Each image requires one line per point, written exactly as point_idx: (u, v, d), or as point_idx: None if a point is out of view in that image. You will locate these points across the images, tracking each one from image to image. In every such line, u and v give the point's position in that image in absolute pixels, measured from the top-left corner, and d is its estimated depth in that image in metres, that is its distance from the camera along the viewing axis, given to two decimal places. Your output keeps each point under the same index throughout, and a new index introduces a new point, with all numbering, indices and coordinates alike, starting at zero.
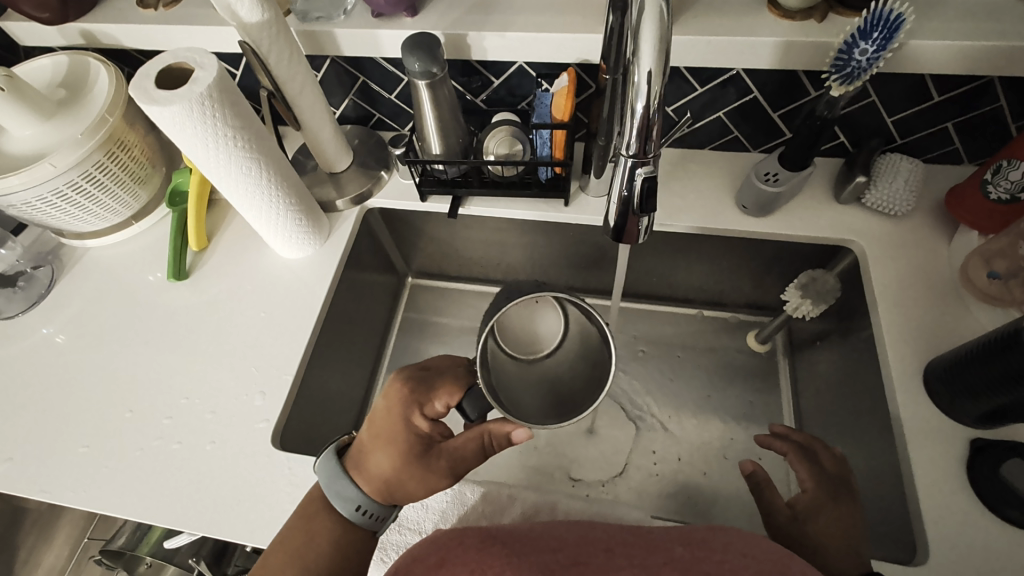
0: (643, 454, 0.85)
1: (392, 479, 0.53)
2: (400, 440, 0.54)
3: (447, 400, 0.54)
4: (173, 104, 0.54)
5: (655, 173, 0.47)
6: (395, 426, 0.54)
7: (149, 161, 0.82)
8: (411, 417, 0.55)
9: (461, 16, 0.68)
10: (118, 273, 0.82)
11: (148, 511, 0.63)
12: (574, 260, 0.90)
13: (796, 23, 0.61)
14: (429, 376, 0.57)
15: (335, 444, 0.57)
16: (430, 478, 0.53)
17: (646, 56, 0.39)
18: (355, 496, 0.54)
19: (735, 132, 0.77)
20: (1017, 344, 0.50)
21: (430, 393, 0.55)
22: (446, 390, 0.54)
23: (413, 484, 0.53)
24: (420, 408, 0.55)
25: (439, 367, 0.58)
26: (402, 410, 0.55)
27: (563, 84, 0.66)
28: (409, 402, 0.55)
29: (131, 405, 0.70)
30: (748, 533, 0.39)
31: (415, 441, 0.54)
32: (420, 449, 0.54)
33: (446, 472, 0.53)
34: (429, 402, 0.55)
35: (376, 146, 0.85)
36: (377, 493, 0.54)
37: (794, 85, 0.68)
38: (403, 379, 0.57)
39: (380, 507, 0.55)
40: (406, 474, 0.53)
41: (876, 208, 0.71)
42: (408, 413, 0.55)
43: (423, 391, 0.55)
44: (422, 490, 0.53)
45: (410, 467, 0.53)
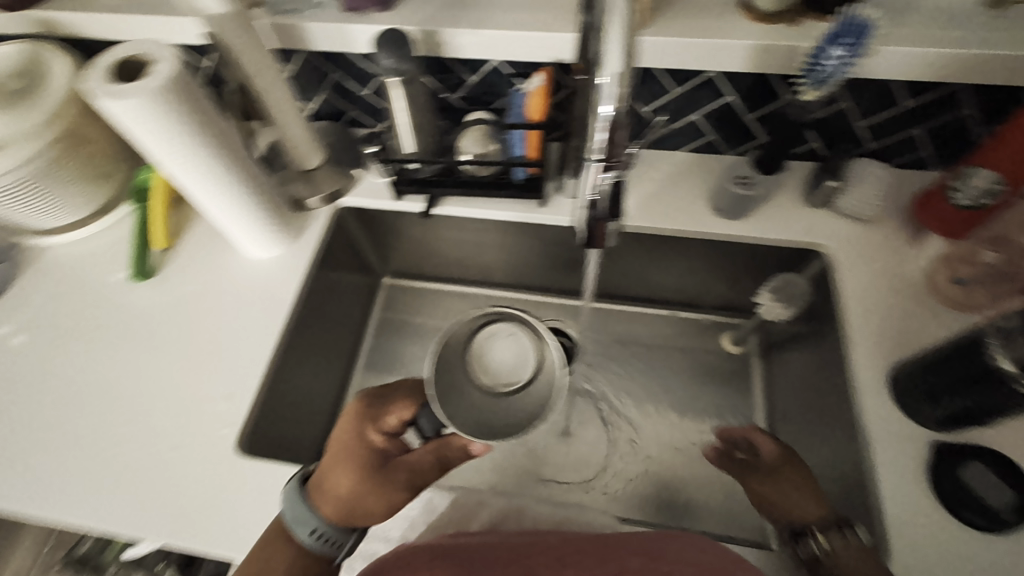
0: (617, 456, 0.85)
1: (350, 497, 0.54)
2: (356, 457, 0.55)
3: (401, 416, 0.58)
4: (129, 99, 0.51)
5: (622, 177, 0.46)
6: (352, 444, 0.56)
7: (111, 156, 0.79)
8: (367, 435, 0.57)
9: (435, 12, 0.67)
10: (79, 271, 0.79)
11: (107, 520, 0.61)
12: (550, 261, 0.90)
13: (770, 27, 0.61)
14: (384, 395, 0.60)
15: (298, 475, 0.56)
16: (389, 494, 0.55)
17: (613, 58, 0.39)
18: (312, 520, 0.53)
19: (711, 135, 0.77)
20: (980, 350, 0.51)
21: (386, 409, 0.58)
22: (401, 406, 0.58)
23: (372, 501, 0.54)
24: (376, 426, 0.57)
25: (396, 386, 0.61)
26: (357, 427, 0.57)
27: (538, 84, 0.65)
28: (365, 420, 0.58)
29: (90, 410, 0.68)
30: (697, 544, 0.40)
31: (371, 457, 0.55)
32: (377, 465, 0.55)
33: (404, 486, 0.55)
34: (384, 420, 0.58)
35: (348, 144, 0.83)
36: (335, 514, 0.54)
37: (768, 89, 0.68)
38: (360, 400, 0.59)
39: (339, 530, 0.54)
40: (365, 491, 0.54)
41: (845, 211, 0.73)
42: (365, 431, 0.57)
43: (377, 410, 0.58)
44: (381, 505, 0.54)
45: (368, 483, 0.54)
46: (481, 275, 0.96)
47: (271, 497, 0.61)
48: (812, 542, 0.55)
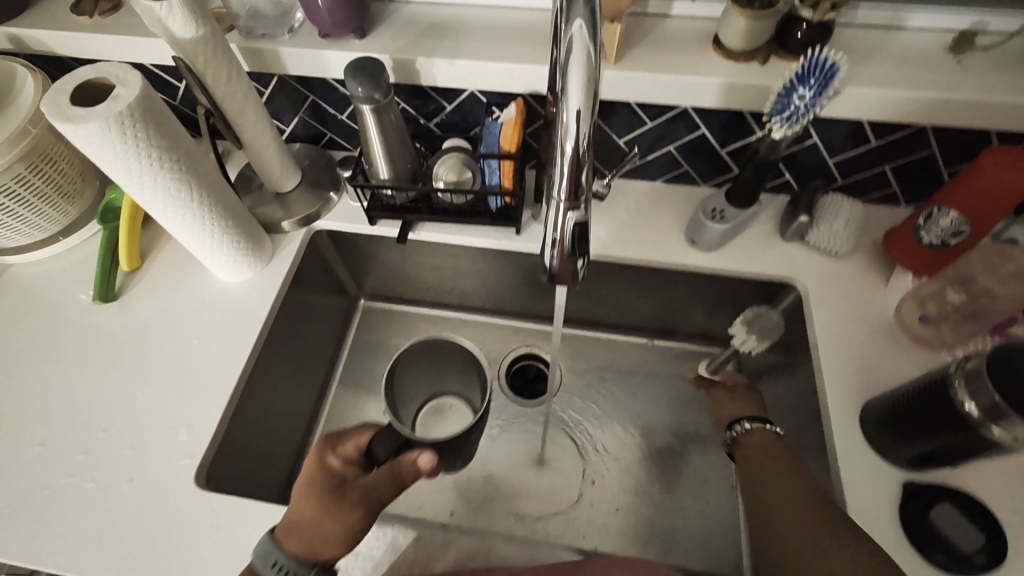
0: (593, 488, 0.84)
1: (309, 523, 0.52)
2: (311, 483, 0.54)
3: (358, 441, 0.56)
4: (88, 123, 0.50)
5: (586, 218, 0.46)
6: (308, 470, 0.55)
7: (80, 174, 0.77)
8: (322, 458, 0.55)
9: (411, 40, 0.67)
10: (40, 291, 0.77)
11: (52, 557, 0.59)
12: (528, 287, 0.89)
13: (739, 65, 0.62)
14: (342, 427, 0.58)
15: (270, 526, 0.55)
16: (345, 515, 0.52)
17: (574, 95, 0.39)
18: (271, 551, 0.52)
19: (686, 167, 0.78)
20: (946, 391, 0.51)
21: (343, 436, 0.57)
22: (357, 431, 0.57)
23: (330, 525, 0.52)
24: (332, 451, 0.56)
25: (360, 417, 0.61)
26: (314, 455, 0.56)
27: (511, 115, 0.65)
28: (321, 447, 0.56)
29: (42, 438, 0.65)
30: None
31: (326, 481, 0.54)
32: (333, 488, 0.53)
33: (360, 506, 0.52)
34: (341, 445, 0.56)
35: (324, 167, 0.82)
36: (294, 542, 0.52)
37: (741, 124, 0.69)
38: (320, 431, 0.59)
39: (297, 562, 0.51)
40: (322, 514, 0.52)
41: (817, 246, 0.73)
42: (320, 455, 0.55)
43: (335, 438, 0.57)
44: (339, 529, 0.52)
45: (324, 506, 0.52)
46: (459, 299, 0.95)
47: (227, 533, 0.59)
48: (739, 431, 0.67)
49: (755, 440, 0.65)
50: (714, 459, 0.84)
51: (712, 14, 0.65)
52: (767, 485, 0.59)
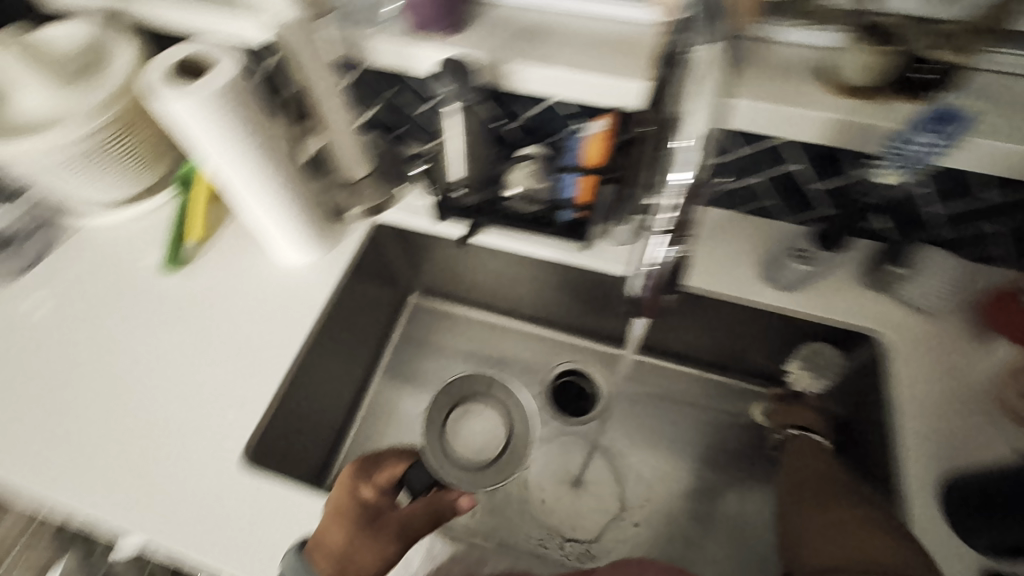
0: (628, 518, 0.81)
1: (342, 553, 0.50)
2: (348, 512, 0.52)
3: (393, 472, 0.55)
4: (186, 99, 0.50)
5: (687, 253, 0.46)
6: (342, 497, 0.53)
7: (162, 140, 0.78)
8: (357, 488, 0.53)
9: (505, 41, 0.65)
10: (114, 250, 0.79)
11: (103, 509, 0.61)
12: (584, 302, 0.87)
13: (856, 101, 0.57)
14: (377, 453, 0.57)
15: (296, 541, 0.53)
16: (382, 548, 0.52)
17: (699, 119, 0.37)
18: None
19: (770, 199, 0.74)
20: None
21: (376, 467, 0.55)
22: (393, 460, 0.56)
23: (366, 557, 0.51)
24: (368, 480, 0.54)
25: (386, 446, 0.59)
26: (348, 484, 0.54)
27: (597, 130, 0.62)
28: (356, 475, 0.54)
29: (104, 393, 0.67)
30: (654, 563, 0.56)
31: (364, 511, 0.52)
32: (370, 519, 0.52)
33: (398, 538, 0.52)
34: (377, 475, 0.55)
35: (395, 159, 0.81)
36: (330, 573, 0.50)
37: (839, 161, 0.66)
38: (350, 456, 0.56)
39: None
40: (357, 546, 0.51)
41: (907, 298, 0.69)
42: (355, 484, 0.53)
43: (369, 465, 0.55)
44: (374, 562, 0.51)
45: (361, 538, 0.51)
46: (511, 305, 0.94)
47: (270, 511, 0.60)
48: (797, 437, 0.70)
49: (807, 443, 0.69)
50: (759, 505, 0.80)
51: None
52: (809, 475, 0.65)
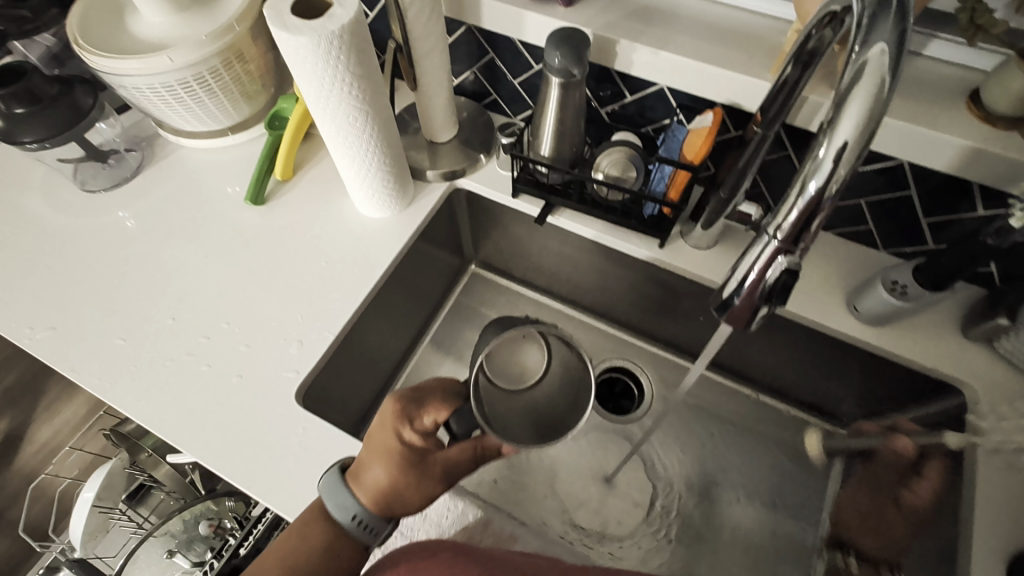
0: (654, 523, 0.80)
1: (388, 489, 0.51)
2: (394, 455, 0.51)
3: (438, 418, 0.52)
4: (302, 36, 0.51)
5: (798, 265, 0.40)
6: (388, 438, 0.51)
7: (260, 79, 0.81)
8: (402, 431, 0.51)
9: (617, 20, 0.63)
10: (200, 177, 0.82)
11: (159, 424, 0.61)
12: (645, 302, 0.84)
13: (995, 131, 0.52)
14: (421, 391, 0.53)
15: (337, 463, 0.54)
16: (425, 487, 0.52)
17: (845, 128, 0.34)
18: (352, 505, 0.51)
19: (869, 226, 0.69)
20: None
21: (421, 409, 0.52)
22: (438, 403, 0.52)
23: (410, 495, 0.51)
24: (413, 422, 0.52)
25: (429, 384, 0.54)
26: (395, 425, 0.51)
27: (704, 123, 0.60)
28: (400, 417, 0.52)
29: (175, 313, 0.69)
30: None
31: (409, 455, 0.51)
32: (415, 462, 0.51)
33: (441, 479, 0.52)
34: (421, 417, 0.52)
35: (483, 128, 0.81)
36: (374, 504, 0.51)
37: (964, 196, 0.60)
38: (392, 393, 0.54)
39: (376, 519, 0.52)
40: (403, 484, 0.51)
41: (1008, 356, 0.63)
42: (399, 426, 0.51)
43: (414, 406, 0.52)
44: (417, 499, 0.52)
45: (406, 478, 0.51)
46: (569, 291, 0.92)
47: (315, 454, 0.60)
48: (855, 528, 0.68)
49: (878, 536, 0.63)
50: (794, 539, 0.77)
51: (976, 66, 0.56)
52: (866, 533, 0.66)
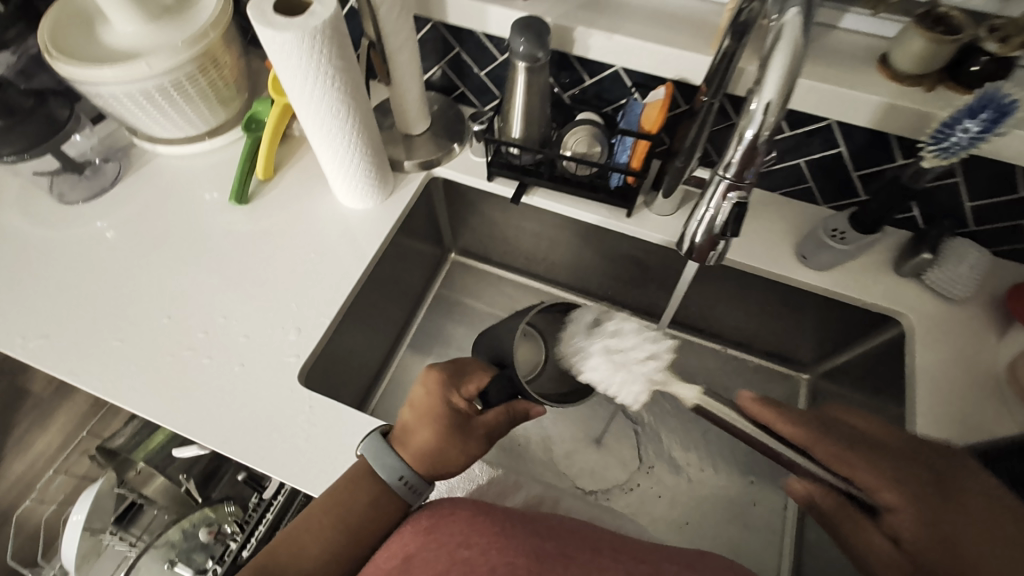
0: (644, 475, 0.85)
1: (437, 450, 0.53)
2: (441, 416, 0.54)
3: (479, 385, 0.58)
4: (287, 31, 0.54)
5: (746, 200, 0.48)
6: (434, 401, 0.55)
7: (234, 83, 0.83)
8: (448, 395, 0.56)
9: (572, 9, 0.69)
10: (181, 183, 0.84)
11: (167, 416, 0.64)
12: (618, 273, 0.91)
13: (902, 88, 0.60)
14: (459, 366, 0.60)
15: (377, 428, 0.57)
16: (471, 447, 0.54)
17: (770, 84, 0.40)
18: (397, 465, 0.52)
19: (808, 183, 0.77)
20: None
21: (462, 378, 0.58)
22: (477, 374, 0.59)
23: (457, 455, 0.53)
24: (456, 388, 0.57)
25: (464, 362, 0.62)
26: (440, 391, 0.56)
27: (659, 97, 0.66)
28: (445, 384, 0.56)
29: (171, 312, 0.71)
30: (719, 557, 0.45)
31: (455, 415, 0.54)
32: (460, 423, 0.54)
33: (485, 441, 0.55)
34: (462, 386, 0.58)
35: (453, 119, 0.86)
36: (423, 466, 0.53)
37: (884, 149, 0.69)
38: (432, 366, 0.59)
39: (421, 481, 0.53)
40: (450, 444, 0.53)
41: (935, 288, 0.72)
42: (445, 390, 0.56)
43: (455, 376, 0.58)
44: (461, 459, 0.54)
45: (453, 438, 0.53)
46: (546, 269, 0.98)
47: (322, 430, 0.63)
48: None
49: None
50: (770, 476, 0.84)
51: (883, 34, 0.64)
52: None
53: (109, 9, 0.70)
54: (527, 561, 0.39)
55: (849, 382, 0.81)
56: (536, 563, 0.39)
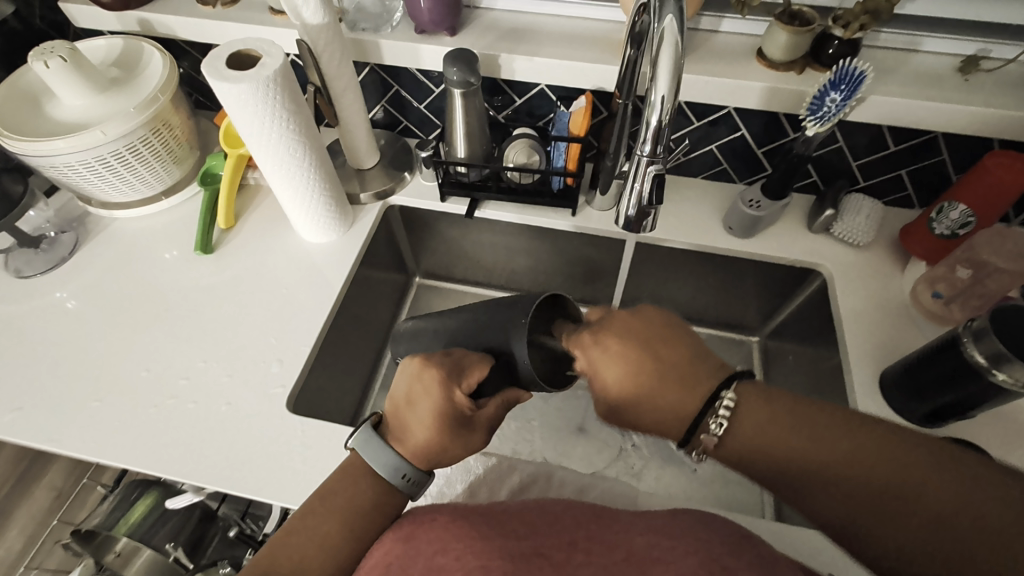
0: (630, 457, 0.88)
1: (437, 449, 0.54)
2: (442, 417, 0.53)
3: (477, 379, 0.54)
4: (241, 83, 0.60)
5: (663, 171, 0.56)
6: (436, 404, 0.53)
7: (186, 142, 0.87)
8: (450, 394, 0.53)
9: (494, 40, 0.78)
10: (141, 243, 0.86)
11: (159, 464, 0.65)
12: (574, 271, 0.98)
13: (779, 73, 0.72)
14: (455, 357, 0.56)
15: (369, 421, 0.57)
16: (470, 442, 0.55)
17: (664, 78, 0.49)
18: (399, 465, 0.54)
19: (723, 165, 0.88)
20: (943, 353, 0.61)
21: (462, 373, 0.54)
22: (475, 365, 0.55)
23: (455, 450, 0.55)
24: (456, 384, 0.54)
25: (458, 350, 0.57)
26: (442, 391, 0.53)
27: (581, 106, 0.76)
28: (445, 382, 0.53)
29: (148, 364, 0.72)
30: (711, 519, 0.47)
31: (457, 416, 0.54)
32: (460, 421, 0.54)
33: (484, 434, 0.56)
34: (462, 379, 0.54)
35: (401, 151, 0.92)
36: (422, 461, 0.55)
37: (777, 126, 0.81)
38: (427, 362, 0.54)
39: (420, 473, 0.55)
40: (449, 443, 0.54)
41: (842, 238, 0.82)
42: (446, 390, 0.53)
43: (452, 369, 0.55)
44: (461, 453, 0.55)
45: (453, 437, 0.54)
46: (507, 279, 1.04)
47: (317, 451, 0.65)
48: (697, 446, 0.50)
49: (648, 401, 0.50)
50: None
51: (755, 32, 0.76)
52: (835, 450, 0.45)
53: (57, 86, 0.73)
54: (501, 563, 0.40)
55: (791, 335, 0.90)
56: (508, 563, 0.41)
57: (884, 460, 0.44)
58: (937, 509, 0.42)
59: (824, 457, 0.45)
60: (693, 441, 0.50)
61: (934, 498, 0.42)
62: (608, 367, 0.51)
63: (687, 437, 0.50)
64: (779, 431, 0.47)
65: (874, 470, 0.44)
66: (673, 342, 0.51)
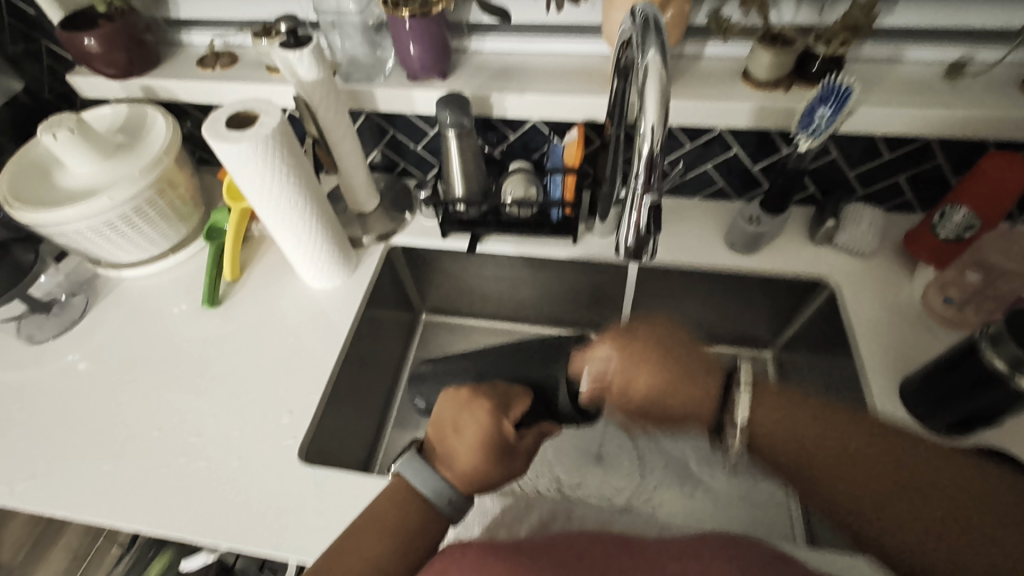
0: (651, 484, 0.86)
1: (482, 475, 0.54)
2: (491, 443, 0.55)
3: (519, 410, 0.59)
4: (240, 142, 0.62)
5: (659, 200, 0.56)
6: (487, 430, 0.55)
7: (191, 199, 0.88)
8: (501, 421, 0.56)
9: (485, 81, 0.80)
10: (150, 301, 0.87)
11: (174, 524, 0.64)
12: (579, 298, 0.97)
13: (766, 93, 0.73)
14: (499, 393, 0.60)
15: (410, 445, 0.57)
16: (511, 469, 0.56)
17: (651, 110, 0.50)
18: (443, 487, 0.54)
19: (720, 184, 0.89)
20: (963, 359, 0.59)
21: (507, 405, 0.58)
22: (519, 398, 0.61)
23: (498, 476, 0.55)
24: (504, 415, 0.57)
25: (500, 386, 0.61)
26: (492, 419, 0.56)
27: (574, 137, 0.78)
28: (494, 412, 0.57)
29: (159, 423, 0.72)
30: (750, 547, 0.45)
31: (505, 442, 0.56)
32: (505, 448, 0.56)
33: (523, 463, 0.58)
34: (507, 412, 0.58)
35: (400, 191, 0.94)
36: (465, 486, 0.54)
37: (769, 143, 0.81)
38: (477, 393, 0.58)
39: (462, 497, 0.54)
40: (492, 471, 0.55)
41: (845, 248, 0.82)
42: (495, 418, 0.56)
43: (499, 402, 0.58)
44: (502, 479, 0.56)
45: (498, 463, 0.55)
46: (513, 310, 1.04)
47: (333, 501, 0.64)
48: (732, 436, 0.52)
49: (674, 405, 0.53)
50: None
51: (739, 55, 0.78)
52: (846, 448, 0.49)
53: (65, 156, 0.76)
54: None
55: (805, 348, 0.89)
56: None
57: (885, 457, 0.48)
58: (943, 505, 0.45)
59: (836, 453, 0.49)
60: (723, 424, 0.53)
61: (942, 491, 0.46)
62: (636, 373, 0.53)
63: (717, 420, 0.54)
64: (778, 415, 0.52)
65: (878, 467, 0.48)
66: (692, 344, 0.55)
